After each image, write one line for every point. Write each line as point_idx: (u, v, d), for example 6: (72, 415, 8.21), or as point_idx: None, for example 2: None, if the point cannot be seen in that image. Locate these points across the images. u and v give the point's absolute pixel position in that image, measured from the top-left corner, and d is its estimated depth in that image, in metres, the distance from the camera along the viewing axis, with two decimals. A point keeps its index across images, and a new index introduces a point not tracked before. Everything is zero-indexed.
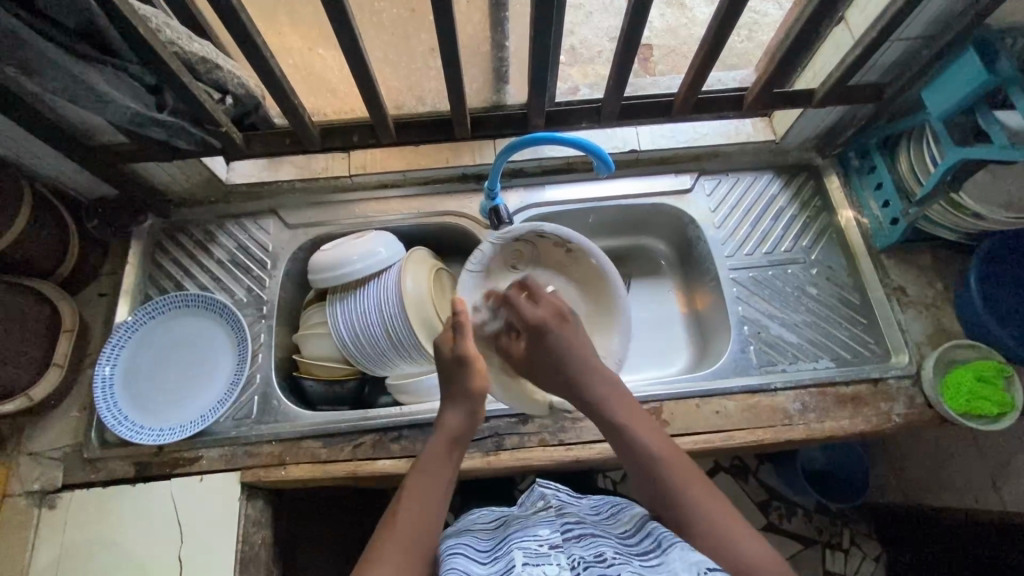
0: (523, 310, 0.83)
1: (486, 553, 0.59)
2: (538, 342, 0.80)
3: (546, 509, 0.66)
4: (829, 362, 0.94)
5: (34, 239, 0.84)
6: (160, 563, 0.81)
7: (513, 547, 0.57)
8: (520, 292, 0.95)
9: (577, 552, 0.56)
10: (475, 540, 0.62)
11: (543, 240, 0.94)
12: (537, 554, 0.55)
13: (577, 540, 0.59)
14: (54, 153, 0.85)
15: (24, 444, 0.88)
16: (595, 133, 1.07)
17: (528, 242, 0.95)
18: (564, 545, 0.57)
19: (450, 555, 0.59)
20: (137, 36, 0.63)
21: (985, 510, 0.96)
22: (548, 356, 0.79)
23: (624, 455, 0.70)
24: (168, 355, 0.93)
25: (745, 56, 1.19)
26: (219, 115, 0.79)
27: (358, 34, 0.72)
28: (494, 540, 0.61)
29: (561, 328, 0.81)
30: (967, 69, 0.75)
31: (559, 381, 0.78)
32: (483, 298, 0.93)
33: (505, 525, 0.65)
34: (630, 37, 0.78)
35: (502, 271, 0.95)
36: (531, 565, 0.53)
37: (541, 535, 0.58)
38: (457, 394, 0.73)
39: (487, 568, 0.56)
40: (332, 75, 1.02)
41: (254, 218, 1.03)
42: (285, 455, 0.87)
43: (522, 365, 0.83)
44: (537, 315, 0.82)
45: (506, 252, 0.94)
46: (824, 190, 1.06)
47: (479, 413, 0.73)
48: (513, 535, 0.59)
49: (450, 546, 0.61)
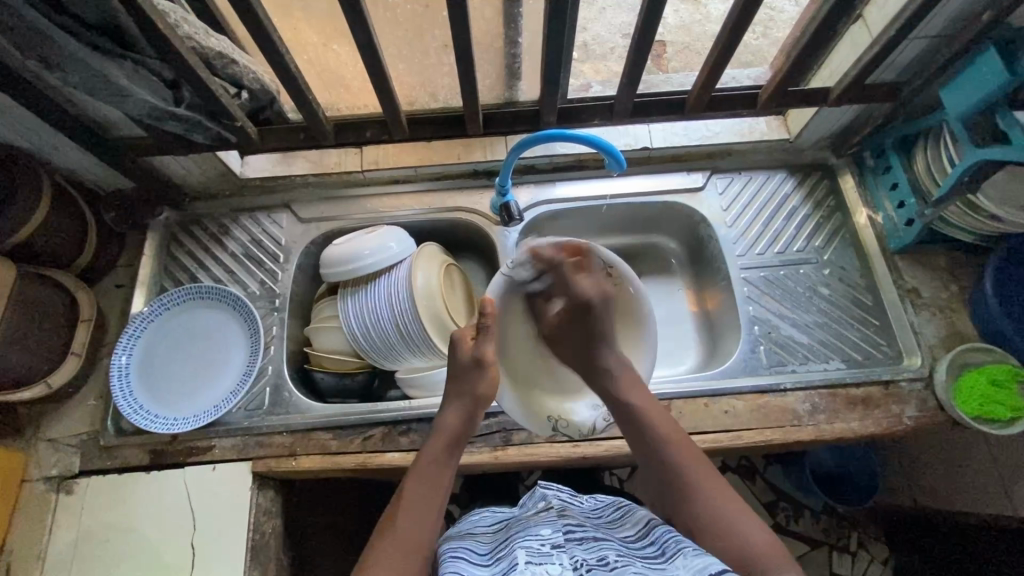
0: (574, 286, 0.81)
1: (489, 555, 0.60)
2: (580, 317, 0.81)
3: (548, 510, 0.66)
4: (840, 364, 0.93)
5: (52, 231, 0.85)
6: (173, 549, 0.82)
7: (515, 546, 0.57)
8: None
9: (579, 553, 0.56)
10: (477, 543, 0.63)
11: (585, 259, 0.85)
12: (540, 554, 0.55)
13: (578, 541, 0.59)
14: (73, 145, 0.86)
15: (42, 430, 0.90)
16: (608, 130, 1.07)
17: None
18: (566, 546, 0.58)
19: (451, 559, 0.59)
20: (154, 30, 0.63)
21: (996, 515, 0.95)
22: (579, 339, 0.82)
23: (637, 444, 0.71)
24: (183, 346, 0.94)
25: (760, 53, 1.18)
26: (234, 110, 0.80)
27: (373, 29, 0.72)
28: (496, 543, 0.62)
29: (603, 308, 0.82)
30: (987, 69, 0.74)
31: (585, 355, 0.81)
32: (507, 308, 0.86)
33: (507, 527, 0.65)
34: (644, 34, 0.78)
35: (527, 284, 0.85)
36: (533, 564, 0.54)
37: (543, 535, 0.59)
38: (461, 392, 0.74)
39: (489, 570, 0.57)
40: (345, 71, 1.03)
41: (268, 212, 1.04)
42: (295, 446, 0.88)
43: (556, 335, 0.84)
44: (585, 291, 0.81)
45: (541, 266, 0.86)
46: (837, 190, 1.05)
47: (475, 419, 0.74)
48: (516, 536, 0.60)
49: (452, 549, 0.61)
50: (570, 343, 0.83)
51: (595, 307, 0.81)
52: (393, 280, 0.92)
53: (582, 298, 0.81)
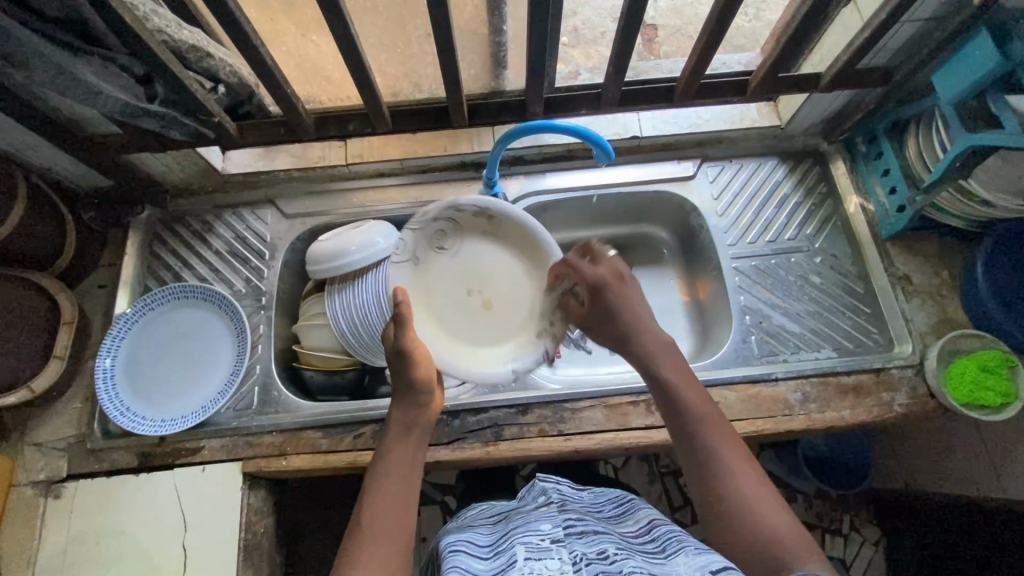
0: (585, 270, 0.78)
1: (488, 549, 0.59)
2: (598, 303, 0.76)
3: (548, 505, 0.65)
4: (831, 353, 0.93)
5: (28, 234, 0.83)
6: (164, 550, 0.82)
7: (514, 542, 0.57)
8: (461, 270, 0.83)
9: (579, 547, 0.55)
10: (477, 537, 0.62)
11: (463, 211, 0.82)
12: (539, 549, 0.55)
13: (579, 536, 0.58)
14: (46, 144, 0.84)
15: (27, 434, 0.89)
16: (597, 119, 1.05)
17: (446, 216, 0.81)
18: (566, 540, 0.57)
19: (451, 553, 0.59)
20: (121, 25, 0.61)
21: (985, 497, 0.96)
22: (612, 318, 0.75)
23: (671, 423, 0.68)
24: (168, 346, 0.93)
25: (752, 36, 1.16)
26: (211, 105, 0.78)
27: (349, 20, 0.69)
28: (496, 536, 0.61)
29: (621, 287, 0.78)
30: (979, 53, 0.73)
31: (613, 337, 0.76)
32: (416, 287, 0.81)
33: (508, 520, 0.65)
34: (630, 21, 0.76)
35: (428, 256, 0.82)
36: (533, 561, 0.53)
37: (543, 530, 0.58)
38: (400, 388, 0.69)
39: (488, 563, 0.56)
40: (325, 62, 1.00)
41: (251, 208, 1.02)
42: (285, 446, 0.88)
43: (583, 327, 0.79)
44: (596, 274, 0.77)
45: (426, 234, 0.81)
46: (829, 176, 1.04)
47: (426, 406, 0.69)
48: (516, 530, 0.60)
49: (451, 543, 0.61)
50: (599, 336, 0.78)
51: (615, 290, 0.76)
52: (389, 300, 0.89)
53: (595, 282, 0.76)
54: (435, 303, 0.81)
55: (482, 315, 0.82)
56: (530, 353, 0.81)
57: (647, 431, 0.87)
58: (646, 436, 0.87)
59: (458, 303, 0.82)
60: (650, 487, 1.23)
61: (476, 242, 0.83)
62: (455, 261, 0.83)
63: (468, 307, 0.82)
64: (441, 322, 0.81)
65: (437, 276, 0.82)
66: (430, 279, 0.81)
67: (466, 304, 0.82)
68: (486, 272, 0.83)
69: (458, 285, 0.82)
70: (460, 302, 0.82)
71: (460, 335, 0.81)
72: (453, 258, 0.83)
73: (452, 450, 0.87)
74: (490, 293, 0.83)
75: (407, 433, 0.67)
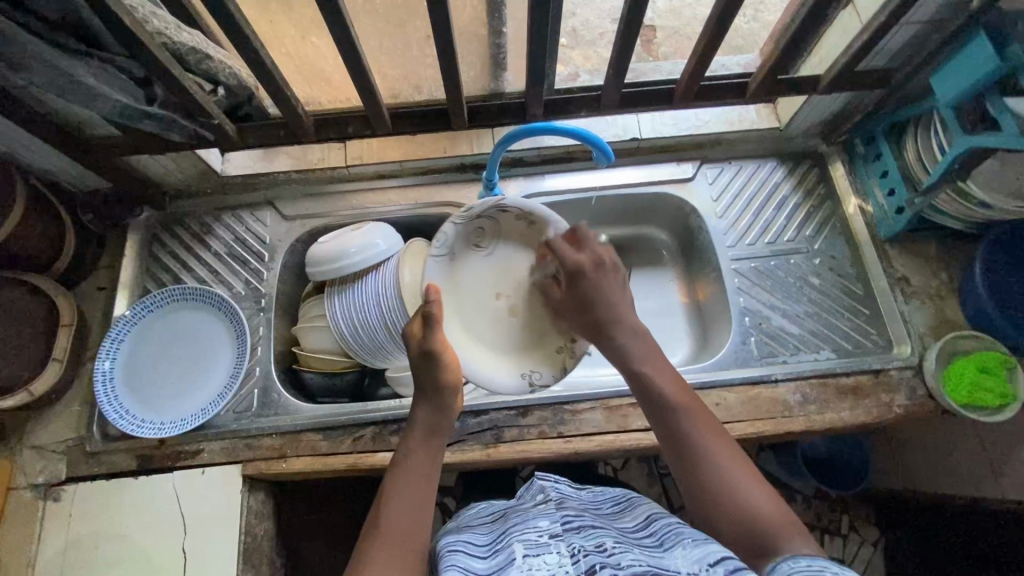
0: (566, 255, 0.77)
1: (486, 547, 0.59)
2: (575, 289, 0.76)
3: (546, 502, 0.65)
4: (830, 354, 0.93)
5: (26, 236, 0.83)
6: (164, 553, 0.82)
7: (512, 539, 0.57)
8: (491, 272, 0.85)
9: (577, 541, 0.55)
10: (475, 536, 0.62)
11: (506, 214, 0.83)
12: (537, 545, 0.54)
13: (576, 530, 0.58)
14: (44, 145, 0.83)
15: (26, 437, 0.88)
16: (596, 121, 1.05)
17: (488, 217, 0.83)
18: (564, 535, 0.56)
19: (449, 553, 0.59)
20: (120, 27, 0.61)
21: (983, 497, 0.97)
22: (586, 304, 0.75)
23: (649, 413, 0.67)
24: (167, 349, 0.93)
25: (751, 37, 1.16)
26: (210, 107, 0.78)
27: (348, 22, 0.69)
28: (494, 535, 0.61)
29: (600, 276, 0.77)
30: (978, 56, 0.73)
31: (590, 324, 0.75)
32: (449, 283, 0.84)
33: (506, 518, 0.64)
34: (630, 23, 0.76)
35: (463, 253, 0.85)
36: (531, 558, 0.53)
37: (541, 526, 0.58)
38: (425, 388, 0.70)
39: (487, 562, 0.56)
40: (325, 63, 1.00)
41: (251, 210, 1.02)
42: (286, 448, 0.88)
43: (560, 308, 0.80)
44: (576, 261, 0.77)
45: (465, 231, 0.83)
46: (828, 178, 1.05)
47: (449, 407, 0.70)
48: (514, 528, 0.59)
49: (449, 543, 0.61)
50: (573, 320, 0.78)
51: (591, 278, 0.76)
52: (389, 304, 0.88)
53: (573, 266, 0.76)
54: (464, 302, 0.85)
55: (506, 318, 0.86)
56: (547, 367, 0.85)
57: (648, 432, 0.87)
58: (647, 437, 0.87)
59: (485, 303, 0.86)
60: (649, 487, 1.24)
61: (512, 245, 0.85)
62: (489, 262, 0.85)
63: (493, 310, 0.86)
64: (468, 322, 0.85)
65: (470, 275, 0.85)
66: (461, 277, 0.85)
67: (493, 306, 0.86)
68: (516, 277, 0.85)
69: (486, 287, 0.86)
70: (488, 303, 0.85)
71: (481, 336, 0.85)
72: (488, 258, 0.85)
73: (452, 452, 0.87)
74: (518, 299, 0.86)
75: (430, 435, 0.67)
